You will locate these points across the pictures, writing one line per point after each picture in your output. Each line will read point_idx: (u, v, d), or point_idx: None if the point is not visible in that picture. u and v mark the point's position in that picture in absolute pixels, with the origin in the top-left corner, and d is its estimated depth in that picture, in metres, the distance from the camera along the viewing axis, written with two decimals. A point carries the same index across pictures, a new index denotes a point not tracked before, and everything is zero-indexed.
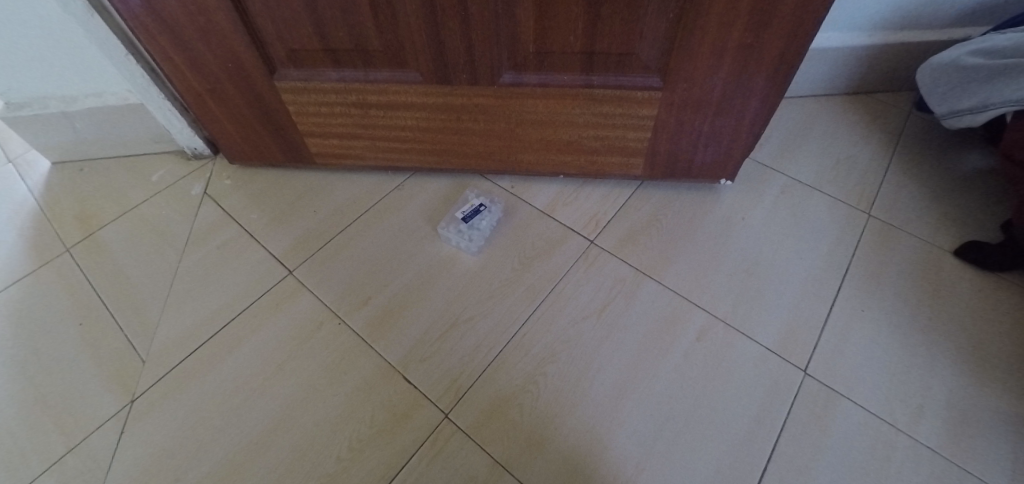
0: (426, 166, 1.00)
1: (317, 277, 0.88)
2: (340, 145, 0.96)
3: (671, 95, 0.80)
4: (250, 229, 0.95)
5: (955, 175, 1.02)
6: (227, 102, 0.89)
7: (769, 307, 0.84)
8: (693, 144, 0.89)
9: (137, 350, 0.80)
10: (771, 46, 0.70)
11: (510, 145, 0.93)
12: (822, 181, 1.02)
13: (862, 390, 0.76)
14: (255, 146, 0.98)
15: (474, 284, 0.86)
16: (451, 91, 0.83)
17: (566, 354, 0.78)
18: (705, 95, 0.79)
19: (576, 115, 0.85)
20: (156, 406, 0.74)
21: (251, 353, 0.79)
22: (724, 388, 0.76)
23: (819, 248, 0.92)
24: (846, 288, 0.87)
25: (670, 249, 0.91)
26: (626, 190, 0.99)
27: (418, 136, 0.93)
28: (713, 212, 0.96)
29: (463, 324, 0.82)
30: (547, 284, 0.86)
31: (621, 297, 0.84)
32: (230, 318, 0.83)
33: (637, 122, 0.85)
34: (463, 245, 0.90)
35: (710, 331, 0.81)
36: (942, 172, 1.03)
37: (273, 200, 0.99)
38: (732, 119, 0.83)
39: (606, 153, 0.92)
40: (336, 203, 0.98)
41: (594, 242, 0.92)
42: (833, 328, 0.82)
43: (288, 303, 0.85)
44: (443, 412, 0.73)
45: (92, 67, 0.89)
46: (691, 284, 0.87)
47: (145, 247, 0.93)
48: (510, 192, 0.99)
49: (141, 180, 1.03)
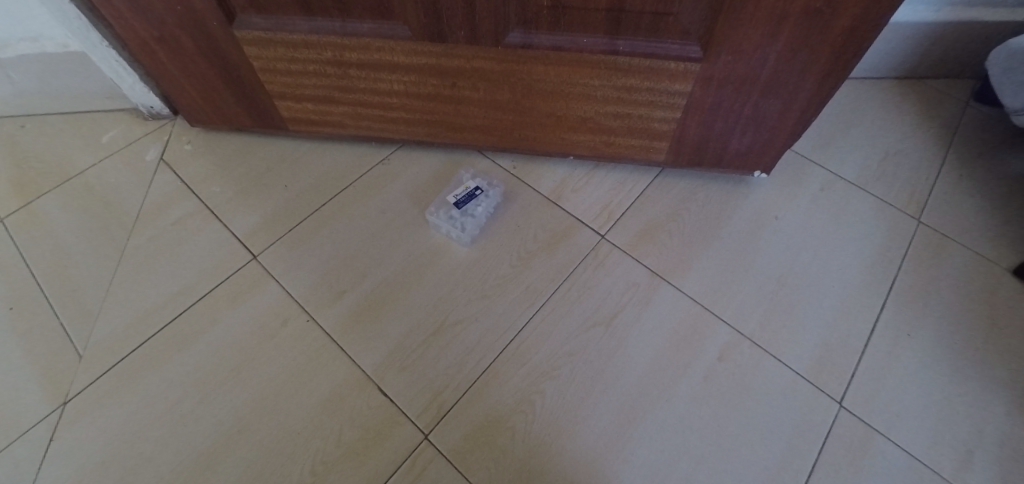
0: (415, 138, 0.86)
1: (285, 264, 0.76)
2: (316, 110, 0.83)
3: (711, 67, 0.66)
4: (212, 204, 0.82)
5: (1011, 174, 0.89)
6: (181, 54, 0.75)
7: (802, 325, 0.74)
8: (729, 130, 0.75)
9: (74, 343, 0.69)
10: (846, 15, 0.56)
11: (514, 120, 0.79)
12: (867, 179, 0.89)
13: (904, 428, 0.66)
14: (218, 107, 0.85)
15: (465, 281, 0.75)
16: (446, 51, 0.69)
17: (568, 369, 0.68)
18: (753, 70, 0.65)
19: (594, 87, 0.71)
20: (93, 410, 0.64)
21: (204, 353, 0.68)
22: (748, 419, 0.66)
23: (861, 257, 0.80)
24: (890, 306, 0.76)
25: (690, 250, 0.79)
26: (644, 178, 0.86)
27: (406, 105, 0.79)
28: (742, 208, 0.84)
29: (450, 327, 0.71)
30: (550, 284, 0.75)
31: (633, 305, 0.73)
32: (181, 310, 0.72)
33: (665, 99, 0.72)
34: (454, 234, 0.78)
35: (733, 349, 0.70)
36: (998, 171, 0.90)
37: (239, 172, 0.87)
38: (780, 102, 0.70)
39: (625, 135, 0.79)
40: (311, 178, 0.86)
41: (605, 237, 0.80)
42: (874, 353, 0.71)
43: (250, 293, 0.73)
44: (423, 433, 0.63)
45: (20, 6, 0.74)
46: (714, 294, 0.75)
47: (90, 220, 0.81)
48: (510, 173, 0.86)
49: (89, 141, 0.90)
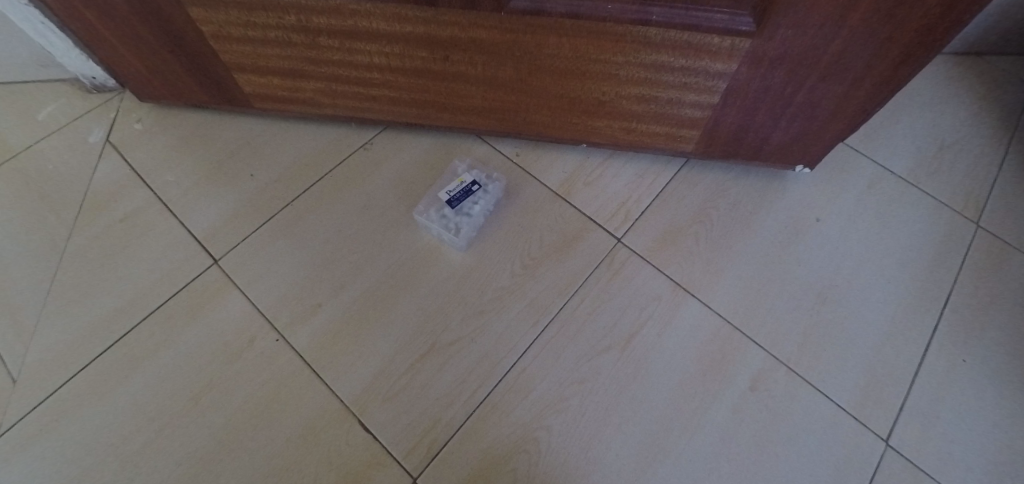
0: (402, 120, 0.74)
1: (251, 271, 0.66)
2: (284, 85, 0.70)
3: (764, 43, 0.53)
4: (165, 196, 0.72)
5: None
6: (112, 16, 0.61)
7: (843, 348, 0.65)
8: (774, 118, 0.63)
9: (7, 364, 0.60)
10: None
11: (518, 101, 0.67)
12: (920, 174, 0.78)
13: (961, 472, 0.57)
14: (168, 79, 0.72)
15: (460, 294, 0.65)
16: (436, 17, 0.55)
17: (577, 401, 0.59)
18: (816, 48, 0.53)
19: (617, 64, 0.59)
20: (27, 447, 0.55)
21: (157, 378, 0.59)
22: (784, 461, 0.57)
23: (911, 267, 0.71)
24: (944, 325, 0.66)
25: (719, 258, 0.69)
26: (667, 170, 0.75)
27: (389, 81, 0.66)
28: (779, 208, 0.73)
29: (443, 348, 0.61)
30: (558, 298, 0.65)
31: (653, 323, 0.64)
32: (130, 325, 0.63)
33: (702, 81, 0.59)
34: (447, 237, 0.67)
35: (767, 377, 0.62)
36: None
37: (197, 157, 0.75)
38: (843, 87, 0.57)
39: (649, 121, 0.67)
40: (280, 166, 0.74)
41: (622, 241, 0.69)
42: (926, 381, 0.63)
43: (212, 306, 0.64)
44: (410, 476, 0.55)
45: None
46: (744, 311, 0.66)
47: (24, 216, 0.69)
48: (513, 162, 0.74)
49: (22, 118, 0.77)
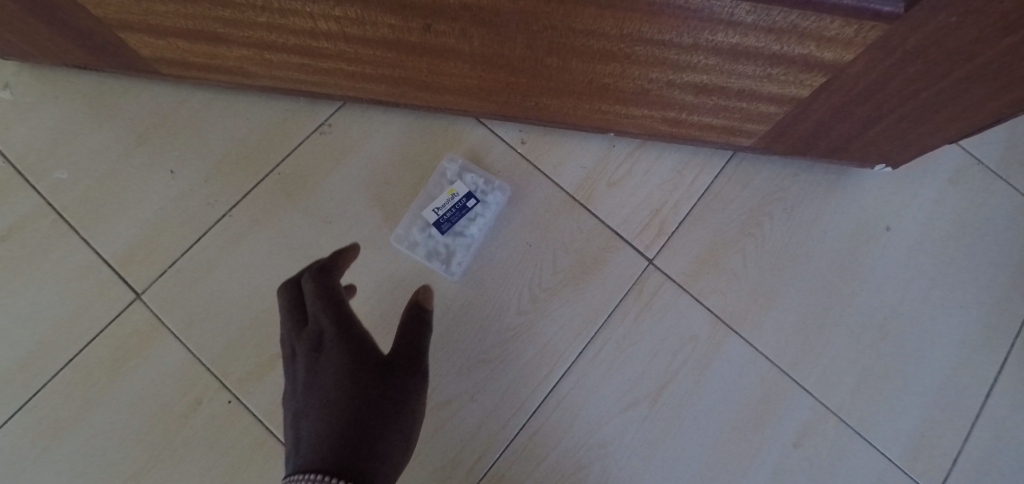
0: (369, 95, 0.55)
1: (188, 311, 0.52)
2: (196, 50, 0.50)
3: (911, 28, 0.35)
4: (58, 204, 0.55)
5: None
6: None
7: (899, 390, 0.56)
8: (873, 117, 0.47)
9: None
10: None
11: (528, 82, 0.48)
12: (1014, 164, 0.64)
13: None
14: (25, 33, 0.51)
15: (455, 337, 0.53)
16: None
17: (599, 467, 0.51)
18: (979, 41, 0.36)
19: (680, 48, 0.40)
20: None
21: (82, 457, 0.49)
22: None
23: (989, 289, 0.60)
24: (1016, 360, 0.58)
25: (770, 283, 0.57)
26: (711, 163, 0.59)
27: (346, 53, 0.47)
28: (842, 214, 0.60)
29: (437, 408, 0.51)
30: (576, 340, 0.53)
31: (688, 369, 0.54)
32: (32, 392, 0.50)
33: (794, 72, 0.41)
34: (436, 265, 0.54)
35: (813, 429, 0.54)
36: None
37: (94, 144, 0.57)
38: (987, 88, 0.41)
39: (702, 112, 0.50)
40: (211, 157, 0.57)
41: (654, 263, 0.56)
42: (987, 428, 0.55)
43: (142, 358, 0.51)
44: None
45: None
46: (794, 351, 0.56)
47: None
48: (519, 154, 0.58)
49: None
